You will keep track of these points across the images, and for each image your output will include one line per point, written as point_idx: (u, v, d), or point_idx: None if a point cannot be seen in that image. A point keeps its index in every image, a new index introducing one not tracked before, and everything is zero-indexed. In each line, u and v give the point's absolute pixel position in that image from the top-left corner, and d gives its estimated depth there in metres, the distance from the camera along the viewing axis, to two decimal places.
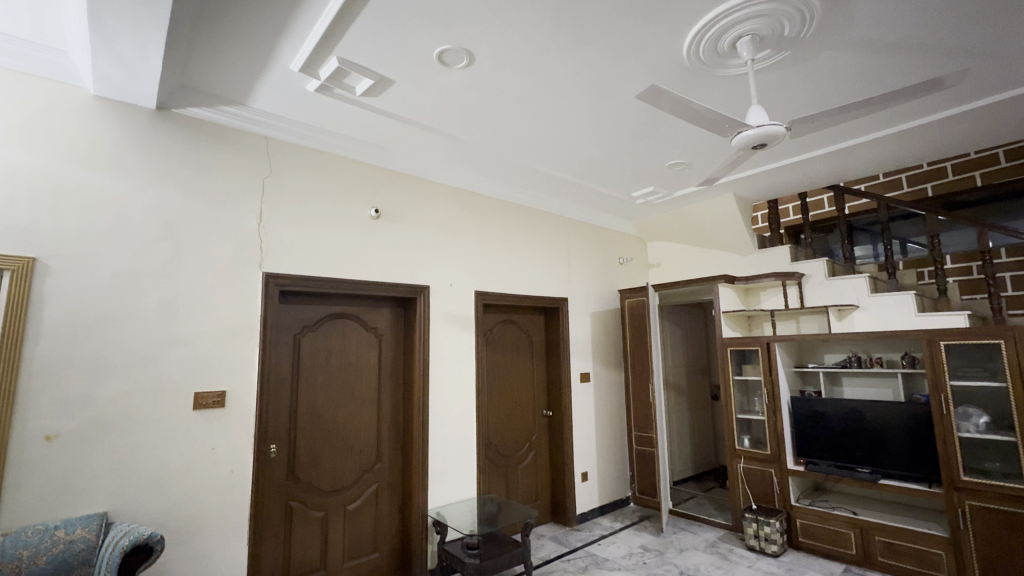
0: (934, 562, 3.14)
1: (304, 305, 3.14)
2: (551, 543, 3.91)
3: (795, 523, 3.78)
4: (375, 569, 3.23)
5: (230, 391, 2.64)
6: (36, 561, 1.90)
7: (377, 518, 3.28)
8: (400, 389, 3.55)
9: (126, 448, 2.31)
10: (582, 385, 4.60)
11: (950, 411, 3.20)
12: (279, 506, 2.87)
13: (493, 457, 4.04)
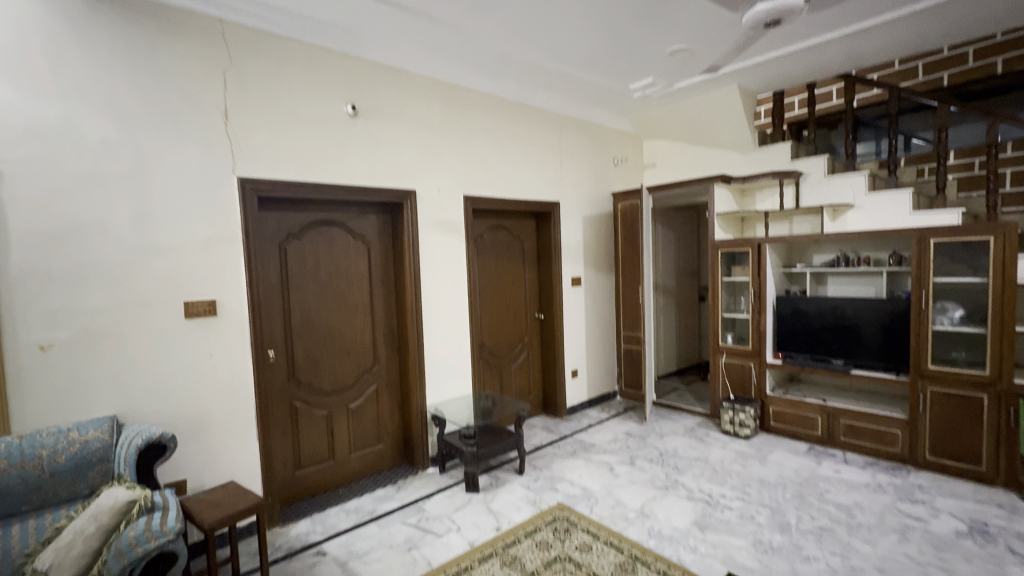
0: (890, 440, 3.45)
1: (285, 213, 3.02)
2: (543, 432, 4.22)
3: (767, 410, 4.09)
4: (380, 459, 3.50)
5: (221, 300, 2.63)
6: (56, 459, 2.01)
7: (379, 415, 3.49)
8: (393, 295, 3.56)
9: (124, 356, 2.35)
10: (573, 289, 4.66)
11: (928, 307, 3.30)
12: (284, 406, 3.02)
13: (487, 358, 4.20)
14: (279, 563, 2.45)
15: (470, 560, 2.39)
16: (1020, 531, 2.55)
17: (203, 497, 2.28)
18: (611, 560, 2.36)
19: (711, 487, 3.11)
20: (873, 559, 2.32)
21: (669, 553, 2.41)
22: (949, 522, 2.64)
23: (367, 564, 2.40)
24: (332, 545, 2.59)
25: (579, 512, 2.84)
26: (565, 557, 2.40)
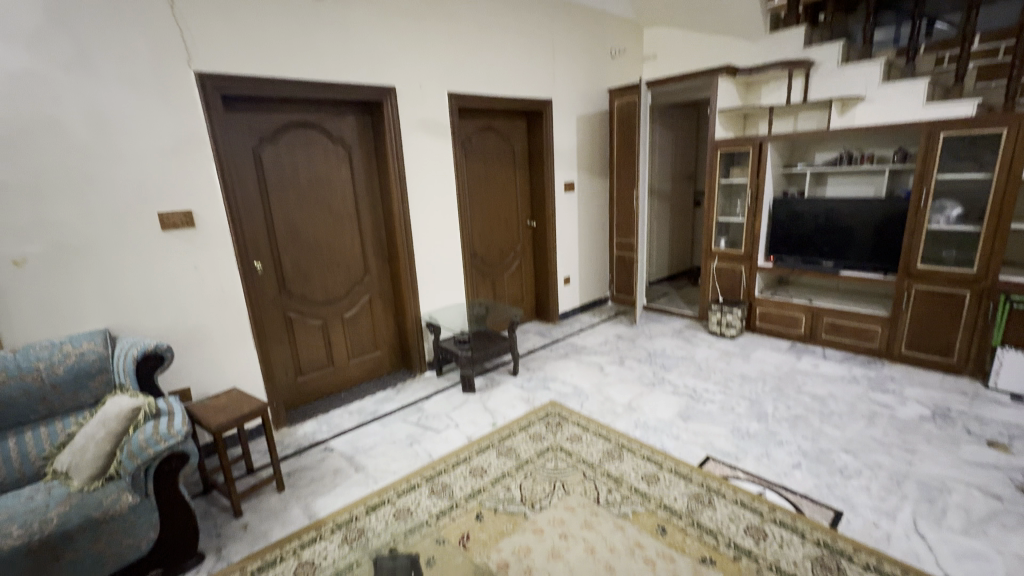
0: (869, 336, 3.59)
1: (255, 115, 2.78)
2: (536, 336, 4.35)
3: (754, 311, 4.20)
4: (378, 365, 3.62)
5: (196, 210, 2.51)
6: (55, 370, 2.04)
7: (374, 324, 3.54)
8: (379, 204, 3.43)
9: (105, 270, 2.28)
10: (566, 195, 4.52)
11: (927, 205, 3.24)
12: (278, 318, 3.03)
13: (480, 267, 4.18)
14: (289, 459, 2.61)
15: (469, 451, 2.56)
16: (979, 414, 2.74)
17: (207, 403, 2.36)
18: (600, 448, 2.54)
19: (695, 383, 3.28)
20: (841, 442, 2.51)
21: (653, 442, 2.59)
22: (914, 408, 2.83)
23: (372, 457, 2.57)
24: (338, 442, 2.75)
25: (570, 408, 3.01)
26: (558, 447, 2.58)
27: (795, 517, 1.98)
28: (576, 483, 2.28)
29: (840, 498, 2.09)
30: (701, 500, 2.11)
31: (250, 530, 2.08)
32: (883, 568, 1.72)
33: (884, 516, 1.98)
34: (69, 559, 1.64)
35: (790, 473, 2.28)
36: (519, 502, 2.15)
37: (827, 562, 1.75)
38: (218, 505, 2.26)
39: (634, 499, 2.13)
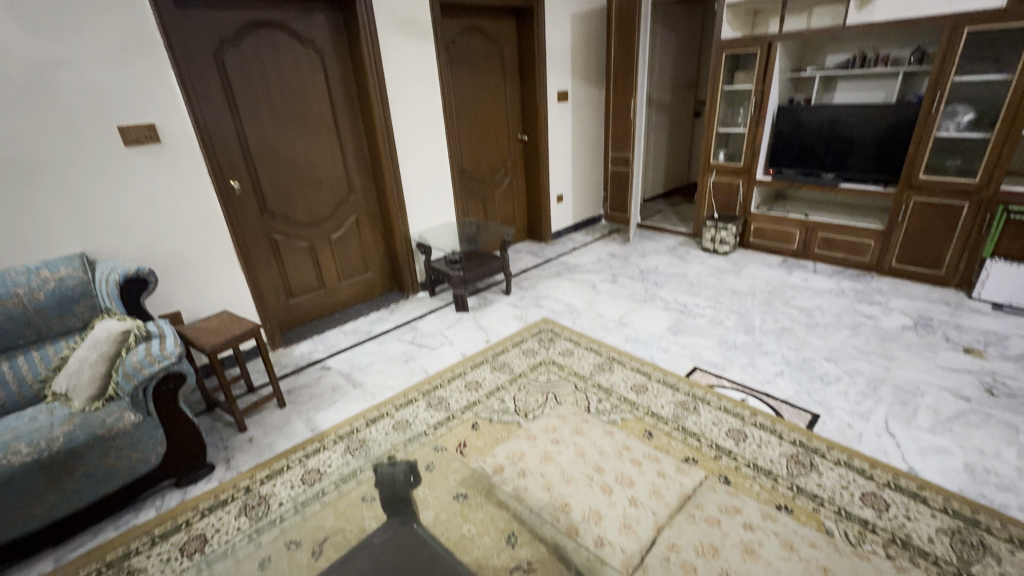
0: (861, 250, 3.59)
1: (211, 13, 2.48)
2: (528, 256, 4.32)
3: (749, 227, 4.15)
4: (370, 286, 3.61)
5: (160, 124, 2.32)
6: (36, 296, 1.99)
7: (363, 245, 3.47)
8: (359, 116, 3.20)
9: (71, 191, 2.15)
10: (559, 106, 4.25)
11: (938, 112, 3.07)
12: (262, 240, 2.94)
13: (469, 185, 4.03)
14: (288, 377, 2.67)
15: (463, 367, 2.62)
16: (959, 323, 2.81)
17: (199, 325, 2.34)
18: (592, 362, 2.61)
19: (686, 299, 3.32)
20: (823, 351, 2.59)
21: (643, 355, 2.66)
22: (898, 319, 2.90)
23: (370, 375, 2.63)
24: (335, 361, 2.80)
25: (563, 324, 3.05)
26: (550, 361, 2.64)
27: (775, 420, 2.08)
28: (568, 394, 2.36)
29: (818, 403, 2.20)
30: (686, 407, 2.20)
31: (255, 443, 2.17)
32: (852, 463, 1.84)
33: (858, 417, 2.09)
34: (82, 472, 1.70)
35: (773, 381, 2.37)
36: (513, 412, 2.24)
37: (802, 459, 1.87)
38: (223, 421, 2.34)
39: (624, 408, 2.23)
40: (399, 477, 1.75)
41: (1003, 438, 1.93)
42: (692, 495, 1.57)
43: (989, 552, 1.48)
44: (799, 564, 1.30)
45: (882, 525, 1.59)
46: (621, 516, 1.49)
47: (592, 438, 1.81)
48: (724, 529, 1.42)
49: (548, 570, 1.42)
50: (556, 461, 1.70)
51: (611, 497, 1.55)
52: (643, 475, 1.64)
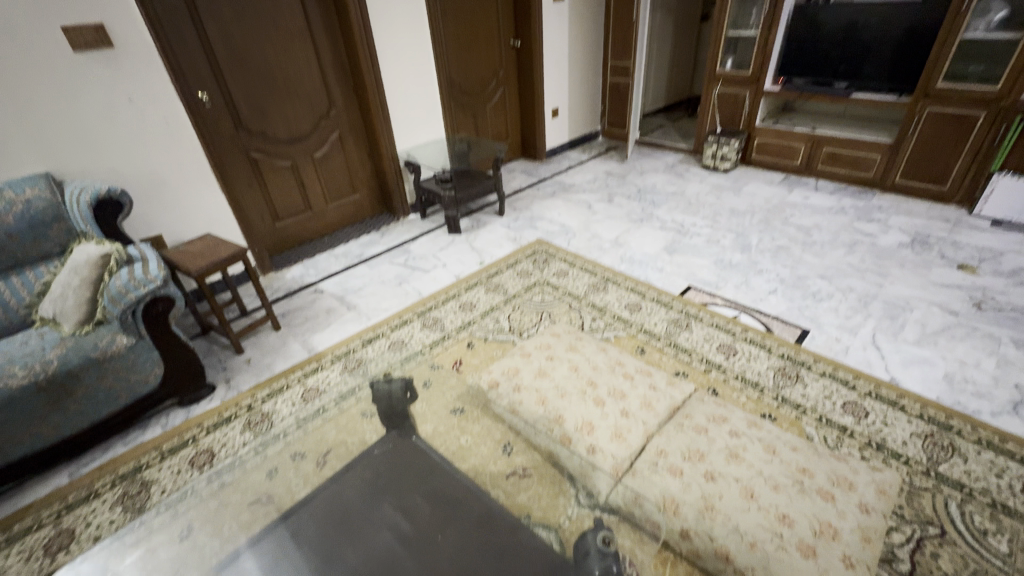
0: (866, 166, 3.48)
1: None
2: (522, 176, 4.16)
3: (752, 143, 3.98)
4: (359, 208, 3.49)
5: (108, 25, 2.07)
6: (3, 220, 1.88)
7: (349, 164, 3.30)
8: (334, 16, 2.87)
9: (22, 102, 1.96)
10: (555, 5, 3.85)
11: (968, 10, 2.79)
12: (241, 159, 2.78)
13: (458, 98, 3.76)
14: (281, 301, 2.65)
15: (457, 289, 2.60)
16: (956, 240, 2.79)
17: (182, 248, 2.27)
18: (586, 282, 2.60)
19: (683, 218, 3.24)
20: (818, 269, 2.59)
21: (637, 275, 2.64)
22: (895, 236, 2.87)
23: (363, 297, 2.62)
24: (327, 285, 2.77)
25: (557, 245, 3.00)
26: (544, 282, 2.63)
27: (765, 336, 2.12)
28: (562, 313, 2.37)
29: (808, 319, 2.22)
30: (679, 325, 2.23)
31: (253, 364, 2.20)
32: (837, 375, 1.90)
33: (846, 332, 2.13)
34: (83, 394, 1.72)
35: (765, 298, 2.38)
36: (508, 332, 2.26)
37: (788, 372, 1.93)
38: (219, 344, 2.35)
39: (617, 326, 2.25)
40: (397, 392, 1.73)
41: (985, 350, 1.98)
42: (682, 406, 1.63)
43: (957, 452, 1.57)
44: (781, 466, 1.37)
45: (859, 431, 1.67)
46: (612, 426, 1.54)
47: (586, 354, 1.84)
48: (710, 436, 1.49)
49: (541, 475, 1.57)
50: (550, 376, 1.73)
51: (603, 409, 1.60)
52: (634, 389, 1.69)
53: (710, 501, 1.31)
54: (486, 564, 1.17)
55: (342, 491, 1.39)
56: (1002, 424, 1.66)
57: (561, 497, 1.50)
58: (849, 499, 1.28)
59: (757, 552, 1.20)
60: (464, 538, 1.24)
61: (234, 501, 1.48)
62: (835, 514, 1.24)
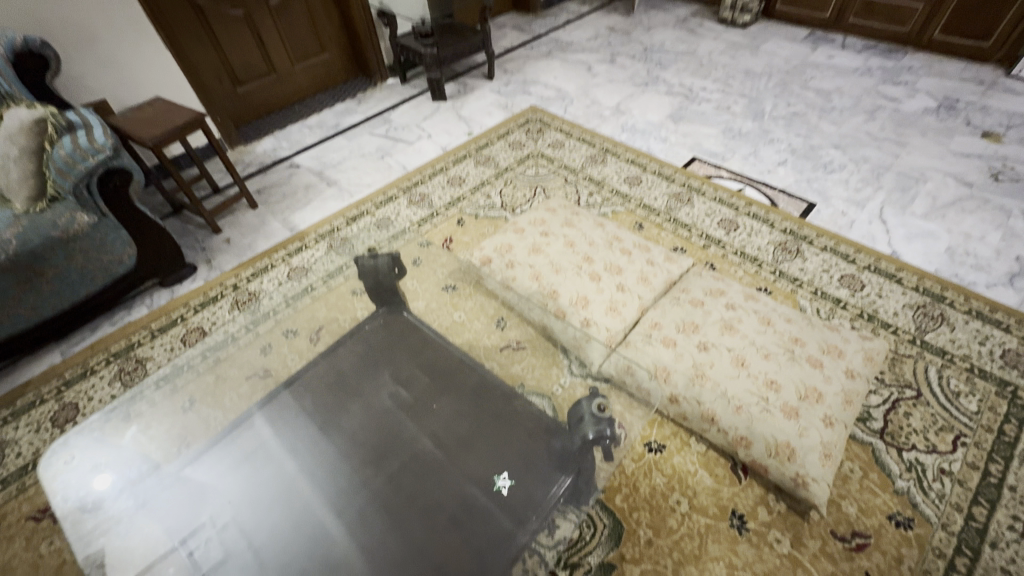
0: (904, 18, 3.06)
1: None
2: (513, 32, 3.65)
3: None
4: (330, 70, 3.10)
5: None
6: None
7: (313, 15, 2.83)
8: None
9: None
10: None
11: None
12: (184, 7, 2.34)
13: None
14: (254, 177, 2.45)
15: (444, 163, 2.41)
16: (986, 105, 2.56)
17: (130, 115, 2.01)
18: (583, 154, 2.40)
19: (693, 82, 2.92)
20: (833, 138, 2.40)
21: (639, 146, 2.44)
22: (921, 101, 2.62)
23: (343, 172, 2.42)
24: (303, 159, 2.55)
25: (552, 114, 2.73)
26: (538, 155, 2.43)
27: (769, 210, 2.02)
28: (557, 188, 2.23)
29: (816, 192, 2.11)
30: (680, 199, 2.11)
31: (233, 244, 2.09)
32: (839, 249, 1.85)
33: (854, 205, 2.04)
34: (54, 275, 1.64)
35: (773, 171, 2.23)
36: (500, 208, 2.14)
37: (789, 247, 1.87)
38: (194, 224, 2.22)
39: (615, 201, 2.13)
40: (383, 268, 1.64)
41: (993, 223, 1.91)
42: (678, 281, 1.60)
43: (945, 322, 1.59)
44: (774, 336, 1.37)
45: (853, 303, 1.66)
46: (608, 300, 1.52)
47: (582, 229, 1.75)
48: (706, 308, 1.47)
49: (535, 347, 1.57)
50: (545, 252, 1.66)
51: (599, 284, 1.56)
52: (632, 264, 1.63)
53: (701, 369, 1.33)
54: (486, 429, 1.21)
55: (336, 362, 1.38)
56: (994, 295, 1.66)
57: (554, 367, 1.48)
58: (836, 366, 1.30)
59: (742, 414, 1.25)
60: (461, 404, 1.26)
61: (231, 376, 1.52)
62: (822, 379, 1.28)
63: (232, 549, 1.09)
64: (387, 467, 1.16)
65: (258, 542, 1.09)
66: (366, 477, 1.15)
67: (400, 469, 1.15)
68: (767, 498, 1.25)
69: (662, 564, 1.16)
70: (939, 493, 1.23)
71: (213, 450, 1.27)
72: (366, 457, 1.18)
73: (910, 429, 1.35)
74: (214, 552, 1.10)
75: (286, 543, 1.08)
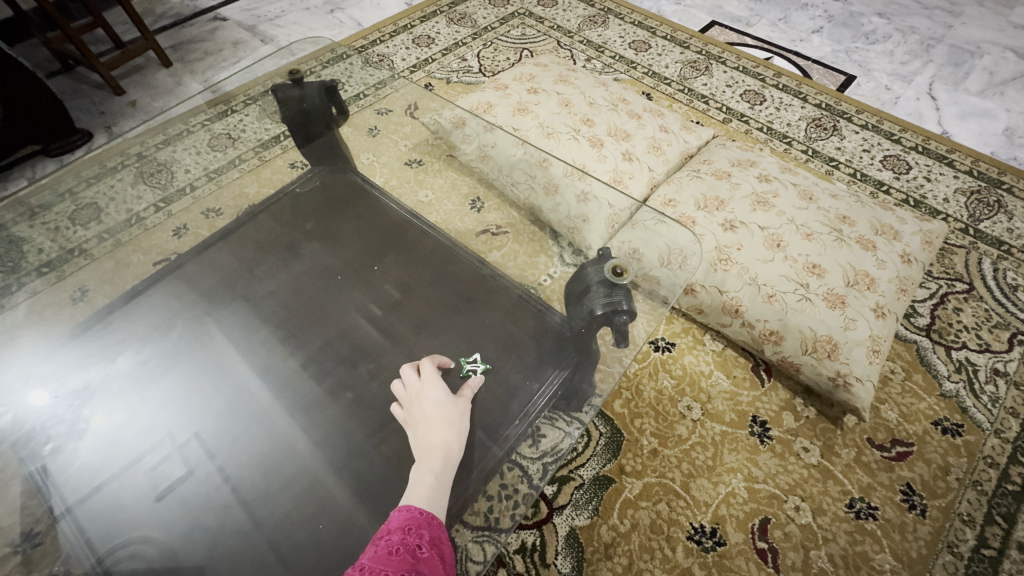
0: None
1: None
2: None
3: None
4: None
5: None
6: None
7: None
8: None
9: None
10: None
11: None
12: None
13: None
14: (168, 31, 1.94)
15: (410, 19, 1.94)
16: None
17: None
18: (580, 15, 1.97)
19: None
20: (876, 5, 2.01)
21: (647, 7, 2.01)
22: None
23: (281, 28, 1.94)
24: (231, 11, 2.03)
25: None
26: (525, 13, 1.98)
27: (801, 82, 1.69)
28: (548, 51, 1.82)
29: (856, 65, 1.77)
30: (696, 68, 1.74)
31: (141, 109, 1.67)
32: (881, 127, 1.55)
33: (899, 80, 1.71)
34: None
35: (807, 40, 1.86)
36: (478, 73, 1.74)
37: (824, 123, 1.56)
38: (90, 83, 1.75)
39: (618, 68, 1.75)
40: (313, 102, 1.21)
41: None
42: (698, 154, 1.30)
43: (1003, 210, 1.34)
44: (818, 214, 1.10)
45: (897, 187, 1.40)
46: (611, 170, 1.22)
47: (580, 88, 1.39)
48: (733, 181, 1.18)
49: (518, 232, 1.20)
50: (533, 113, 1.32)
51: (601, 151, 1.24)
52: (642, 129, 1.30)
53: (725, 252, 1.06)
54: (455, 313, 0.93)
55: (251, 229, 1.04)
56: None
57: (541, 256, 1.15)
58: (892, 249, 1.05)
59: (775, 304, 1.00)
60: (415, 276, 0.98)
61: (134, 262, 1.21)
62: (874, 263, 1.03)
63: (99, 460, 0.78)
64: (307, 348, 0.88)
65: (138, 452, 0.79)
66: (282, 358, 0.87)
67: (326, 350, 0.88)
68: (794, 402, 1.04)
69: (669, 478, 0.95)
70: (993, 398, 1.04)
71: (70, 348, 0.90)
72: (283, 333, 0.90)
73: (961, 326, 1.14)
74: (78, 463, 0.79)
75: (194, 444, 0.79)
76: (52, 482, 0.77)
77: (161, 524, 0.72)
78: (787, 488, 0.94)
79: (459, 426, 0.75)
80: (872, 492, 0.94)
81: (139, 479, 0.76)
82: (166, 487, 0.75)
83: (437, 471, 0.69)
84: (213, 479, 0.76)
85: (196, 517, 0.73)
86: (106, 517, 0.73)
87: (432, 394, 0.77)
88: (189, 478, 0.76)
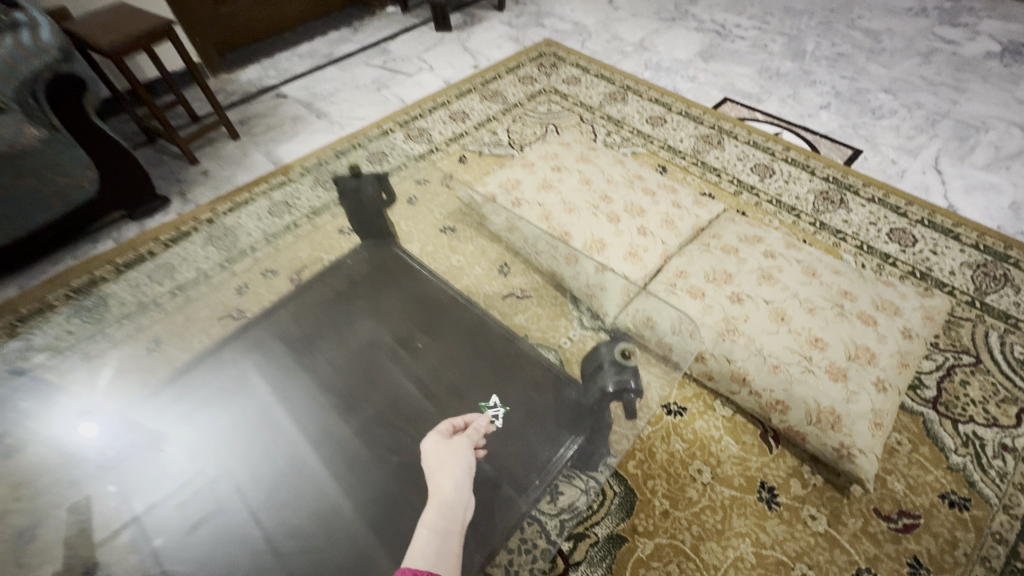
0: None
1: None
2: None
3: None
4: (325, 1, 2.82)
5: None
6: None
7: None
8: None
9: None
10: None
11: None
12: None
13: None
14: (237, 107, 2.22)
15: (447, 96, 2.16)
16: None
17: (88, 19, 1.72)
18: (602, 92, 2.15)
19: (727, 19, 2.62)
20: (883, 82, 2.14)
21: (664, 84, 2.19)
22: (984, 44, 2.31)
23: (334, 105, 2.19)
24: (291, 89, 2.30)
25: (569, 48, 2.44)
26: (551, 91, 2.18)
27: (810, 156, 1.80)
28: (571, 125, 2.00)
29: (863, 138, 1.88)
30: (708, 142, 1.88)
31: (211, 177, 1.90)
32: (887, 200, 1.64)
33: (905, 154, 1.81)
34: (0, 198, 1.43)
35: (814, 115, 1.99)
36: (507, 146, 1.92)
37: (832, 196, 1.66)
38: (170, 154, 2.01)
39: (636, 141, 1.91)
40: (369, 196, 1.37)
41: None
42: (708, 227, 1.40)
43: (1009, 283, 1.39)
44: (820, 289, 1.18)
45: (903, 260, 1.47)
46: (627, 244, 1.32)
47: (600, 165, 1.54)
48: (741, 256, 1.27)
49: (541, 296, 1.35)
50: (556, 189, 1.45)
51: (617, 226, 1.36)
52: (655, 205, 1.43)
53: (733, 323, 1.14)
54: (487, 383, 1.04)
55: (309, 299, 1.20)
56: None
57: (562, 320, 1.30)
58: (892, 324, 1.12)
59: (780, 374, 1.07)
60: (451, 348, 1.10)
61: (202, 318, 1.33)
62: (875, 338, 1.10)
63: (152, 488, 0.94)
64: (358, 415, 1.00)
65: (179, 483, 0.94)
66: (336, 423, 0.98)
67: (375, 418, 0.99)
68: (801, 470, 1.09)
69: (679, 539, 1.01)
70: (1000, 472, 1.07)
71: (156, 395, 1.05)
72: (337, 399, 1.02)
73: (967, 399, 1.18)
74: (139, 492, 0.94)
75: (225, 482, 0.93)
76: (116, 503, 0.94)
77: (193, 554, 0.86)
78: (794, 555, 0.99)
79: (451, 470, 0.81)
80: (879, 563, 0.97)
81: (176, 510, 0.91)
82: (196, 520, 0.89)
83: (429, 525, 0.75)
84: (243, 519, 0.88)
85: (220, 549, 0.86)
86: (150, 541, 0.89)
87: (425, 449, 0.85)
88: (214, 513, 0.90)
